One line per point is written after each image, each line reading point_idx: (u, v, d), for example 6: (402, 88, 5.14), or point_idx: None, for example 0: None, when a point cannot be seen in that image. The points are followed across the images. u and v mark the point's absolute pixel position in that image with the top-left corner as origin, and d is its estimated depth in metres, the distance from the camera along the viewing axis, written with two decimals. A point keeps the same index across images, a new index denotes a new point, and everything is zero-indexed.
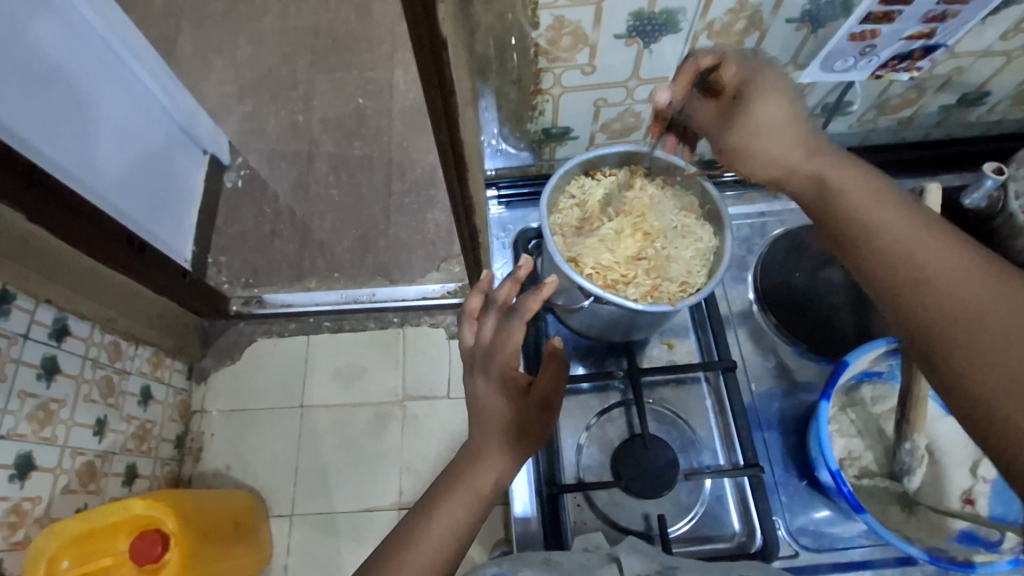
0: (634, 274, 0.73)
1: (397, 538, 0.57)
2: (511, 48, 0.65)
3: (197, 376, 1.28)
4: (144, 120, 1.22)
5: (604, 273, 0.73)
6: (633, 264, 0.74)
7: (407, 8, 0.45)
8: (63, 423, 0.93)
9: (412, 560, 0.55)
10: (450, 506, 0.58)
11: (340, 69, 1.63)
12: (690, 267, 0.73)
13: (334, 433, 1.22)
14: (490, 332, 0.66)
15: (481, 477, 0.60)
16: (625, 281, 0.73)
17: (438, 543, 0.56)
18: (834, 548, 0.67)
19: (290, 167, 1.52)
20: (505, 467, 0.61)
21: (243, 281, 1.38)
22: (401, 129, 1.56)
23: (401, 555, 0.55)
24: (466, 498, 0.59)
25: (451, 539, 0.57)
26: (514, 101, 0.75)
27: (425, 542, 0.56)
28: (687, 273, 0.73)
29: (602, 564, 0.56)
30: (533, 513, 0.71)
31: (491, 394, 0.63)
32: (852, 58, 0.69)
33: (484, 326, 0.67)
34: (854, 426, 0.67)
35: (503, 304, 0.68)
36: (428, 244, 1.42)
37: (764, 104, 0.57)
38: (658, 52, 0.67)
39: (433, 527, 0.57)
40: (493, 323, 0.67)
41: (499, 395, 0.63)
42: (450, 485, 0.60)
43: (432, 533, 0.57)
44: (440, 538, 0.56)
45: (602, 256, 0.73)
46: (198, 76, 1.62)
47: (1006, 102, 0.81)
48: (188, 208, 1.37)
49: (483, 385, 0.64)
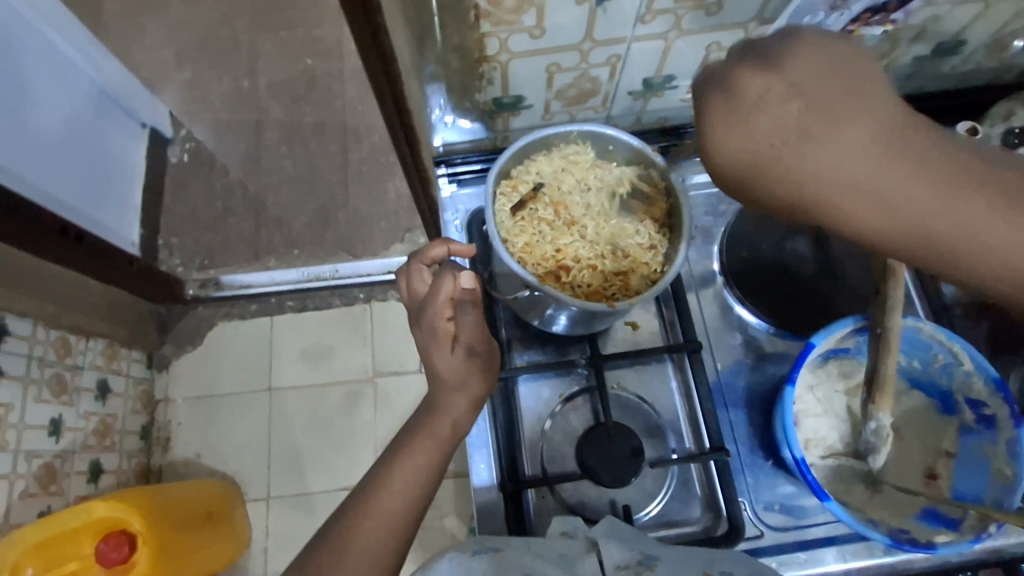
0: (576, 261, 0.70)
1: (358, 493, 0.52)
2: (451, 11, 0.58)
3: (158, 364, 1.22)
4: (71, 92, 1.10)
5: (537, 249, 0.70)
6: (574, 256, 0.70)
7: None
8: (13, 427, 0.87)
9: (375, 511, 0.49)
10: (407, 457, 0.52)
11: (284, 27, 1.50)
12: (638, 267, 0.69)
13: (306, 416, 1.18)
14: (421, 287, 0.59)
15: (440, 421, 0.54)
16: (558, 266, 0.70)
17: (402, 487, 0.51)
18: (798, 526, 0.67)
19: (238, 137, 1.41)
20: (451, 424, 0.54)
21: (197, 263, 1.30)
22: (355, 91, 1.46)
23: (366, 505, 0.50)
24: (427, 444, 0.53)
25: (417, 484, 0.51)
26: (457, 70, 0.68)
27: (387, 492, 0.50)
28: (638, 273, 0.69)
29: (583, 555, 0.54)
30: (492, 479, 0.68)
31: (427, 347, 0.56)
32: (822, 13, 0.62)
33: (415, 281, 0.60)
34: (820, 405, 0.65)
35: (433, 259, 0.60)
36: (391, 215, 1.35)
37: (754, 105, 0.28)
38: (613, 11, 0.61)
39: (395, 474, 0.51)
40: (423, 277, 0.60)
41: (438, 343, 0.56)
42: (410, 433, 0.54)
43: (394, 479, 0.51)
44: (405, 487, 0.51)
45: (541, 234, 0.71)
46: (128, 41, 1.47)
47: (981, 51, 0.77)
48: (131, 187, 1.27)
49: (421, 337, 0.57)
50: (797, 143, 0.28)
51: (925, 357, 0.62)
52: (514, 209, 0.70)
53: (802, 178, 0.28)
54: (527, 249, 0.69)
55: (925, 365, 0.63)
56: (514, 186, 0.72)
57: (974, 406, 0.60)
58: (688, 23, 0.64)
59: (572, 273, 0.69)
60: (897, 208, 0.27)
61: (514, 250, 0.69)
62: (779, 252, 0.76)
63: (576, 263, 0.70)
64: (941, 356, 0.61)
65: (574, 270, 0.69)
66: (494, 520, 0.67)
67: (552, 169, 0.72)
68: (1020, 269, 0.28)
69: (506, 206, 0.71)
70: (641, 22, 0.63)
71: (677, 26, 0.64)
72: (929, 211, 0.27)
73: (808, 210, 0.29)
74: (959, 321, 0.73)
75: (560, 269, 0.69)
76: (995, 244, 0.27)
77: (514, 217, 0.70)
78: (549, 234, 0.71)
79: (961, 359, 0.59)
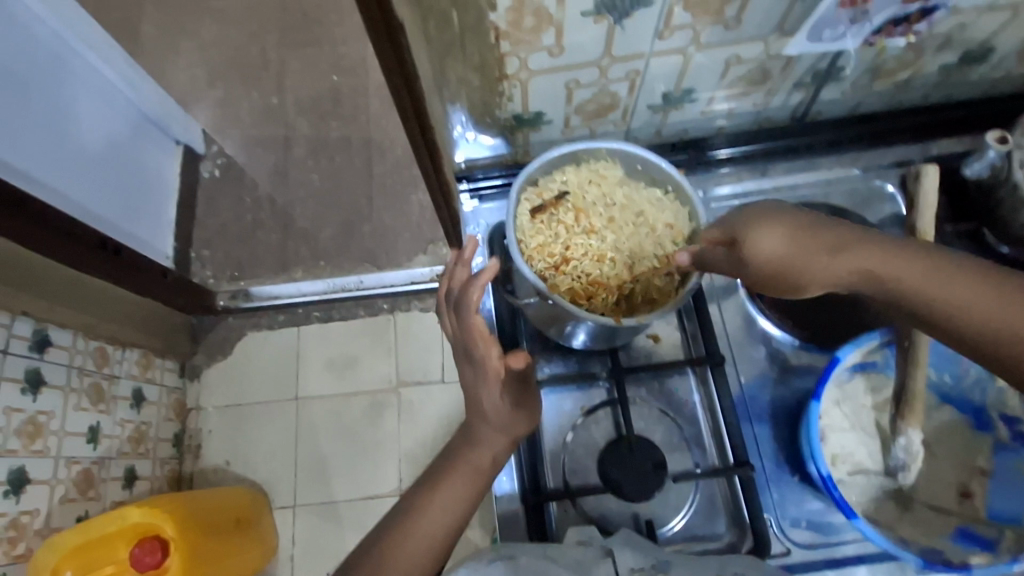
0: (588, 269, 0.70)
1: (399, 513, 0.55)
2: (470, 31, 0.60)
3: (190, 374, 1.25)
4: (110, 112, 1.15)
5: (551, 252, 0.70)
6: (588, 263, 0.71)
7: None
8: (54, 434, 0.91)
9: (415, 534, 0.52)
10: (448, 484, 0.55)
11: (311, 45, 1.55)
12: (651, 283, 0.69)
13: (332, 425, 1.21)
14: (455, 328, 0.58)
15: (480, 451, 0.57)
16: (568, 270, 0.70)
17: (441, 515, 0.54)
18: (826, 543, 0.66)
19: (267, 153, 1.46)
20: (491, 454, 0.57)
21: (228, 275, 1.34)
22: (379, 106, 1.49)
23: (406, 526, 0.53)
24: (467, 474, 0.56)
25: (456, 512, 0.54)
26: (478, 88, 0.69)
27: (427, 515, 0.53)
28: (651, 289, 0.69)
29: (597, 560, 0.53)
30: (513, 489, 0.70)
31: (474, 385, 0.57)
32: (843, 26, 0.64)
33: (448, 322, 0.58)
34: (847, 420, 0.63)
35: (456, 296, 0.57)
36: (414, 228, 1.37)
37: (778, 230, 0.50)
38: (631, 27, 0.61)
39: (436, 501, 0.54)
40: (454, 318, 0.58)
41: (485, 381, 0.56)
42: (451, 460, 0.57)
43: (435, 505, 0.54)
44: (444, 514, 0.54)
45: (556, 237, 0.71)
46: (163, 61, 1.53)
47: (1011, 57, 0.75)
48: (165, 202, 1.31)
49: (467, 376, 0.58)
50: (803, 244, 0.49)
51: (957, 372, 0.61)
52: (535, 212, 0.72)
53: (832, 263, 0.48)
54: (539, 250, 0.70)
55: (958, 381, 0.62)
56: (539, 194, 0.73)
57: (1010, 423, 0.60)
58: (706, 37, 0.64)
59: (581, 277, 0.70)
60: (870, 279, 0.48)
61: (526, 248, 0.70)
62: None
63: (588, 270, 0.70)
64: (975, 371, 0.61)
65: (585, 278, 0.69)
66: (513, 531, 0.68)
67: (579, 181, 0.73)
68: (981, 319, 0.43)
69: (527, 209, 0.72)
70: (660, 38, 0.63)
71: (696, 41, 0.65)
72: (895, 277, 0.46)
73: (821, 277, 0.49)
74: None
75: (570, 274, 0.70)
76: (976, 303, 0.43)
77: (533, 220, 0.72)
78: (564, 238, 0.71)
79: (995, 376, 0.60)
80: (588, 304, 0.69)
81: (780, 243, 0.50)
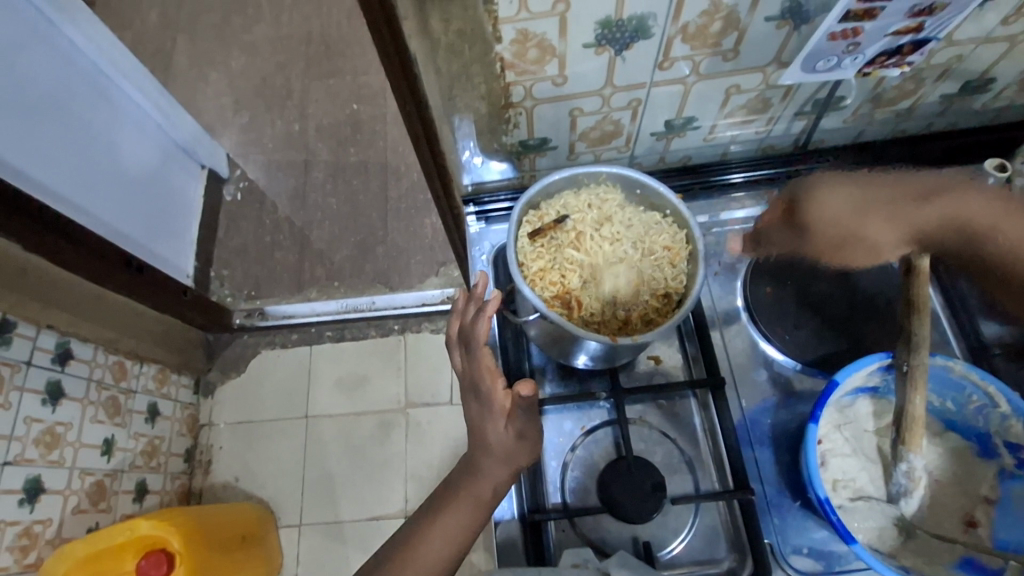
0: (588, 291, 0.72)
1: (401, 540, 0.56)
2: (478, 63, 0.63)
3: (204, 390, 1.28)
4: (140, 137, 1.21)
5: (550, 274, 0.72)
6: (586, 285, 0.72)
7: (372, 30, 0.43)
8: (71, 445, 0.93)
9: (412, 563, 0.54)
10: (447, 515, 0.56)
11: (333, 75, 1.62)
12: (648, 303, 0.71)
13: (339, 444, 1.22)
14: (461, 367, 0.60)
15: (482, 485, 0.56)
16: (567, 291, 0.72)
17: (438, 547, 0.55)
18: (828, 571, 0.65)
19: (287, 177, 1.51)
20: (493, 488, 0.57)
21: (245, 293, 1.38)
22: (396, 133, 1.55)
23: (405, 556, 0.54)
24: (467, 505, 0.56)
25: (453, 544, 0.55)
26: (486, 116, 0.72)
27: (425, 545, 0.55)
28: (648, 310, 0.71)
29: None
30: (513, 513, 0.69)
31: (482, 421, 0.57)
32: (836, 57, 0.66)
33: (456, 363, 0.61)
34: (848, 444, 0.63)
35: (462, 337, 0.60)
36: (426, 250, 1.40)
37: (840, 198, 0.66)
38: (632, 58, 0.64)
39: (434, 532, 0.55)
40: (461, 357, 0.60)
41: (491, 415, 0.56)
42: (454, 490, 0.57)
43: (432, 534, 0.55)
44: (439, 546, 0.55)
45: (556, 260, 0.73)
46: (193, 90, 1.61)
47: (1011, 88, 0.76)
48: (188, 222, 1.36)
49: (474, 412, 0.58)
50: (860, 202, 0.65)
51: (959, 398, 0.60)
52: (534, 235, 0.73)
53: (889, 214, 0.63)
54: (540, 274, 0.72)
55: (959, 407, 0.61)
56: (540, 217, 0.75)
57: (1015, 449, 0.58)
58: (706, 68, 0.66)
59: (580, 299, 0.71)
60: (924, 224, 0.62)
61: (526, 271, 0.72)
62: (805, 288, 0.76)
63: (587, 292, 0.72)
64: (975, 397, 0.59)
65: (584, 299, 0.71)
66: (512, 554, 0.68)
67: (577, 203, 0.75)
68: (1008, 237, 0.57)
69: (527, 232, 0.74)
70: (660, 68, 0.66)
71: (696, 71, 0.67)
72: (941, 219, 0.61)
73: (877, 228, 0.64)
74: (1000, 361, 0.72)
75: (569, 296, 0.71)
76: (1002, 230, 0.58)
77: (534, 243, 0.73)
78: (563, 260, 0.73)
79: (997, 400, 0.58)
80: (587, 323, 0.71)
81: (842, 201, 0.66)
